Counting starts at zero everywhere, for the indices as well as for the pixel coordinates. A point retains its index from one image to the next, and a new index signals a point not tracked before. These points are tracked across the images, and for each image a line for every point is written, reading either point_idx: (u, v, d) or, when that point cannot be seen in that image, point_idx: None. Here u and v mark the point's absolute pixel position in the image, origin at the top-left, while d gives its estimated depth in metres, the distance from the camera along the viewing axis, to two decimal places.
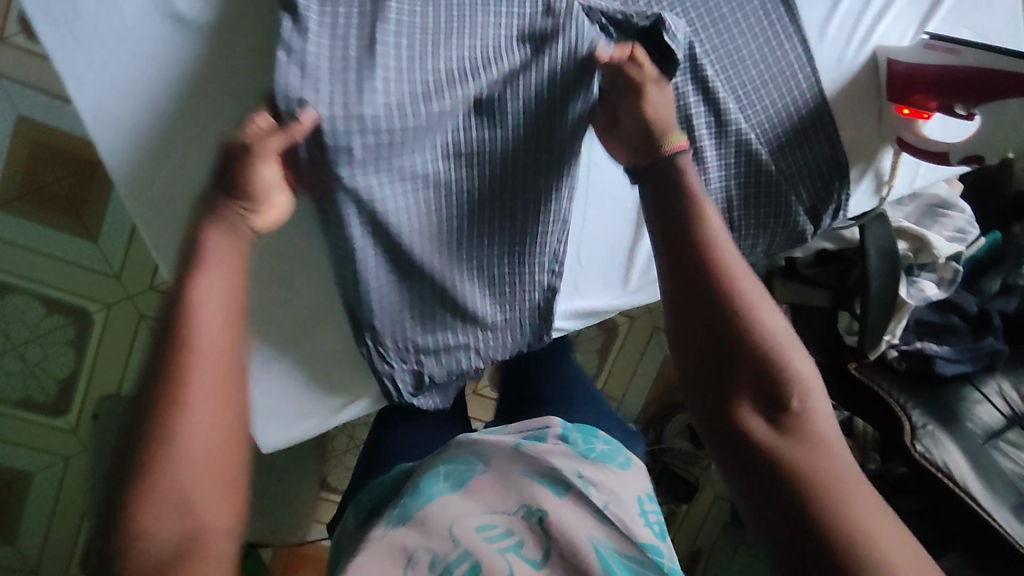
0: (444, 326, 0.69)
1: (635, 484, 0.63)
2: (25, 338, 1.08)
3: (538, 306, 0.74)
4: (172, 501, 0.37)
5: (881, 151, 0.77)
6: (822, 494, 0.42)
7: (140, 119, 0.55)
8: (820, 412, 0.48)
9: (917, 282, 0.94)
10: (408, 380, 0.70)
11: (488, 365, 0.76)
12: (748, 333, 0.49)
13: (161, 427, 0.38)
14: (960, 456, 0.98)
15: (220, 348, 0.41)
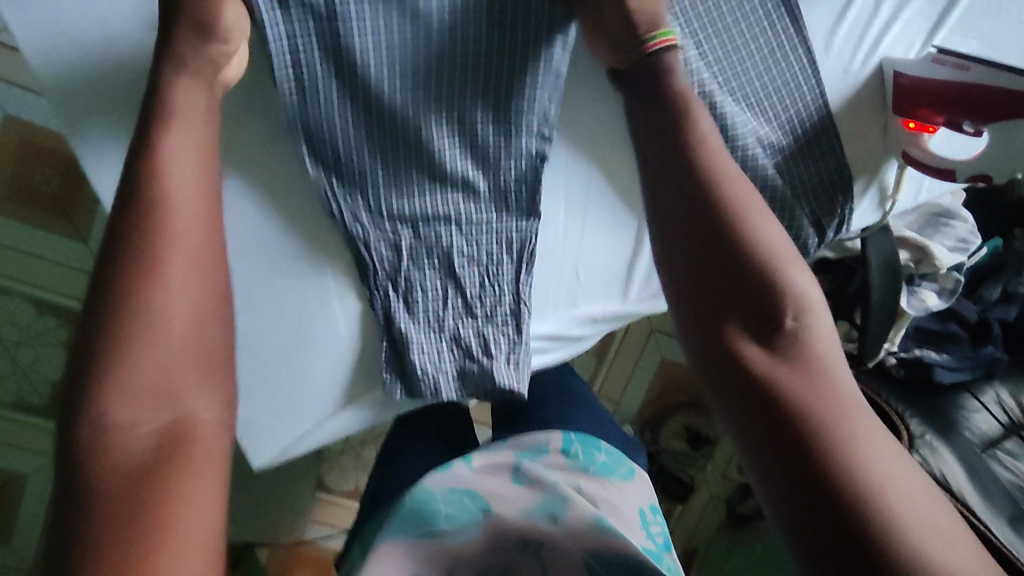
0: (428, 205, 0.67)
1: (636, 496, 0.66)
2: (16, 340, 1.09)
3: (527, 176, 0.69)
4: (151, 387, 0.40)
5: (886, 164, 0.75)
6: (810, 413, 0.42)
7: None
8: (817, 332, 0.47)
9: (918, 291, 0.94)
10: (395, 280, 0.66)
11: (482, 260, 0.69)
12: (742, 245, 0.49)
13: (139, 320, 0.41)
14: (958, 466, 0.98)
15: (194, 245, 0.44)
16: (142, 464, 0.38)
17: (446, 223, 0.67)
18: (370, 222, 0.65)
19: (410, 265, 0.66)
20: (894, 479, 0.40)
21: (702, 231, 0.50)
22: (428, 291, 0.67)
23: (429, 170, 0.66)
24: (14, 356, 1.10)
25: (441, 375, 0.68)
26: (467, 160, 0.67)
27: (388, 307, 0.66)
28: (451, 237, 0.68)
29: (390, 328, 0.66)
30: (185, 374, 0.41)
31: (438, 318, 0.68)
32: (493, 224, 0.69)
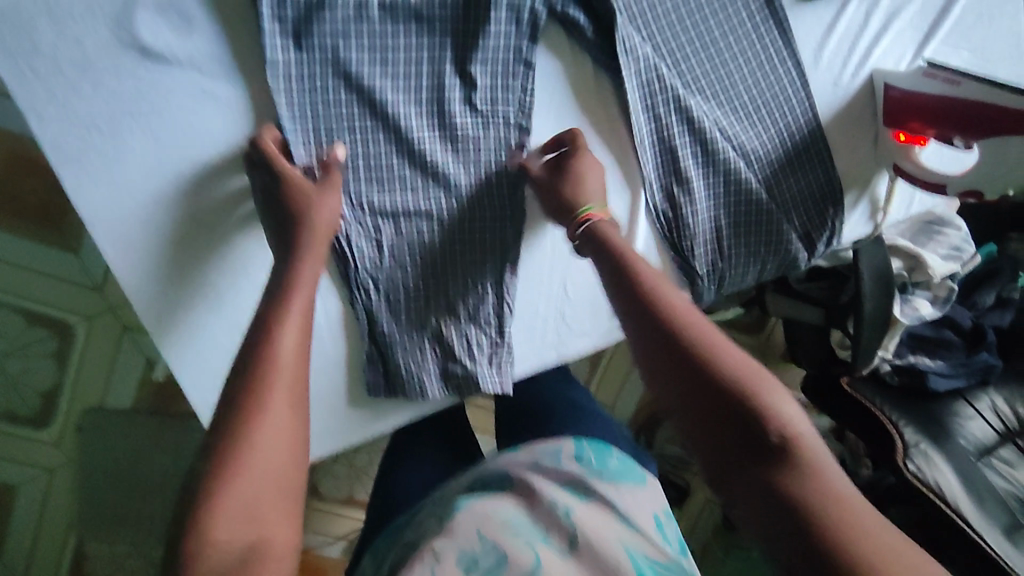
0: (409, 203, 0.66)
1: (651, 503, 0.64)
2: (8, 350, 1.20)
3: (507, 160, 0.67)
4: (245, 505, 0.41)
5: (877, 176, 0.74)
6: (831, 526, 0.42)
7: (104, 153, 0.58)
8: (807, 433, 0.47)
9: (910, 300, 0.92)
10: (375, 279, 0.66)
11: (463, 263, 0.68)
12: (708, 369, 0.50)
13: (239, 438, 0.43)
14: (953, 476, 0.97)
15: (291, 377, 0.47)
16: (232, 574, 0.39)
17: (427, 219, 0.66)
18: (350, 223, 0.63)
19: (391, 264, 0.66)
20: (888, 552, 0.41)
21: (662, 343, 0.51)
22: (410, 292, 0.67)
23: (410, 165, 0.65)
24: (4, 366, 1.21)
25: (424, 375, 0.68)
26: (448, 153, 0.66)
27: (371, 309, 0.66)
28: (433, 235, 0.67)
29: (372, 329, 0.67)
30: (270, 492, 0.43)
31: (420, 316, 0.68)
32: (476, 225, 0.68)
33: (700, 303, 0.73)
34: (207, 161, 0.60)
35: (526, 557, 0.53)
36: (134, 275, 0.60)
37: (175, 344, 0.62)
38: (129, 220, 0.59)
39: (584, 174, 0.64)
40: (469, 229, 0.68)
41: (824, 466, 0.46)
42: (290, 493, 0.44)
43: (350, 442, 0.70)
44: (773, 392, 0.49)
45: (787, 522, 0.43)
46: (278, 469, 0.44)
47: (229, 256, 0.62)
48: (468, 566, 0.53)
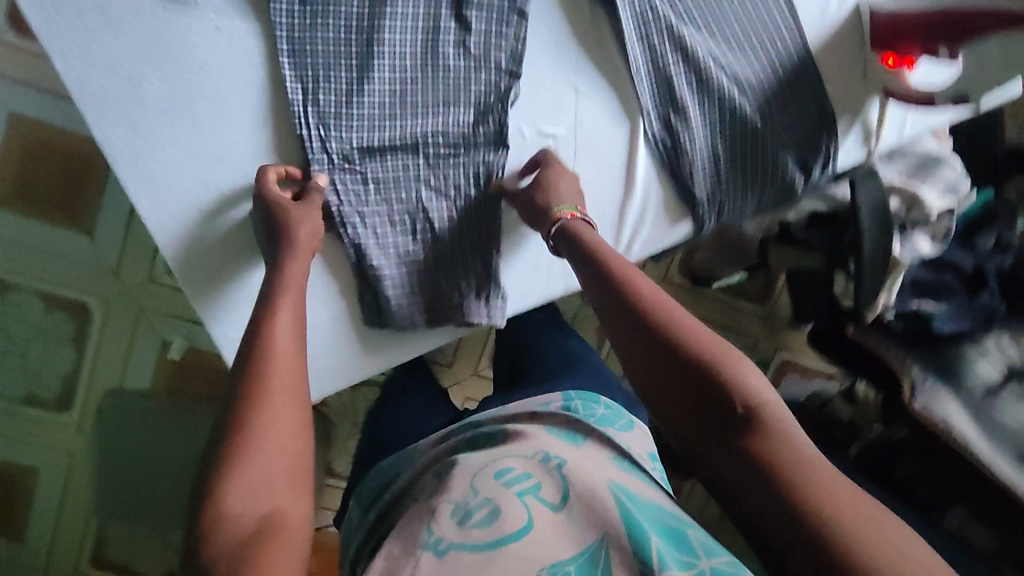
0: (398, 138, 0.67)
1: (638, 445, 0.67)
2: (26, 335, 1.24)
3: (497, 90, 0.68)
4: (256, 486, 0.46)
5: (869, 101, 0.76)
6: (797, 482, 0.44)
7: (124, 91, 0.60)
8: (772, 402, 0.50)
9: (910, 239, 0.94)
10: (359, 214, 0.67)
11: (448, 195, 0.70)
12: (677, 350, 0.53)
13: (249, 418, 0.48)
14: (961, 413, 0.99)
15: (290, 368, 0.52)
16: (248, 542, 0.43)
17: (412, 153, 0.68)
18: (337, 157, 0.66)
19: (377, 199, 0.68)
20: (855, 508, 0.43)
21: (637, 328, 0.55)
22: (398, 225, 0.69)
23: (403, 104, 0.67)
24: (25, 351, 1.25)
25: (411, 305, 0.71)
26: (439, 87, 0.68)
27: (357, 242, 0.67)
28: (419, 170, 0.69)
29: (361, 263, 0.68)
30: (282, 470, 0.47)
31: (409, 250, 0.70)
32: (460, 159, 0.69)
33: (701, 230, 0.75)
34: (223, 100, 0.63)
35: (517, 512, 0.53)
36: (155, 210, 0.63)
37: (221, 328, 0.66)
38: (178, 214, 0.64)
39: (556, 181, 0.67)
40: (454, 162, 0.69)
41: (783, 427, 0.49)
42: (295, 463, 0.48)
43: (360, 376, 0.73)
44: (742, 367, 0.52)
45: (760, 487, 0.45)
46: (287, 449, 0.48)
47: (245, 189, 0.65)
48: (462, 518, 0.54)
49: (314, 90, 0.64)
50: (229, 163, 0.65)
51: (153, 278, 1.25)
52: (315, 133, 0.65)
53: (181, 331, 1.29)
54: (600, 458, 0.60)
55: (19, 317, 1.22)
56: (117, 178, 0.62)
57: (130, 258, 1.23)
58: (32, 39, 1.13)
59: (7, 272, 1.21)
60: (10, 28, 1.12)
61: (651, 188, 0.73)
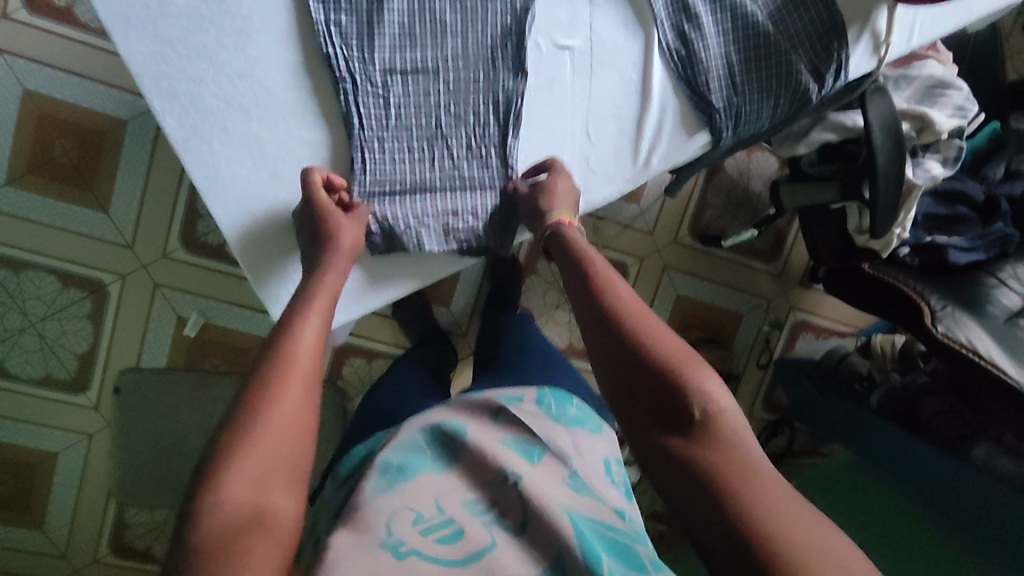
0: (414, 61, 0.69)
1: (604, 449, 0.69)
2: (42, 314, 1.24)
3: (510, 18, 0.70)
4: (252, 475, 0.47)
5: (875, 9, 0.77)
6: (739, 496, 0.47)
7: (150, 7, 0.62)
8: (732, 420, 0.53)
9: (922, 163, 0.97)
10: (379, 140, 0.67)
11: (468, 124, 0.70)
12: (648, 360, 0.55)
13: (257, 410, 0.49)
14: (983, 333, 0.99)
15: (307, 367, 0.54)
16: (241, 531, 0.44)
17: (432, 79, 0.69)
18: (360, 77, 0.67)
19: (398, 124, 0.68)
20: (788, 519, 0.46)
21: (613, 336, 0.58)
22: (416, 151, 0.68)
23: (421, 26, 0.69)
24: (41, 331, 1.24)
25: (424, 230, 0.67)
26: (456, 14, 0.70)
27: (378, 164, 0.67)
28: (437, 94, 0.69)
29: (393, 242, 0.67)
30: (284, 464, 0.48)
31: (426, 179, 0.69)
32: (478, 84, 0.70)
33: (719, 141, 0.75)
34: (246, 15, 0.65)
35: (480, 535, 0.53)
36: (181, 126, 0.63)
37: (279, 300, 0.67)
38: (204, 131, 0.64)
39: (555, 188, 0.68)
40: (472, 86, 0.70)
41: (740, 444, 0.51)
42: (297, 470, 0.49)
43: (377, 301, 0.70)
44: (704, 375, 0.54)
45: (700, 494, 0.48)
46: (288, 444, 0.49)
47: (269, 108, 0.66)
48: (423, 528, 0.52)
49: (334, 12, 0.66)
50: (251, 82, 0.65)
51: (168, 253, 1.26)
52: (338, 52, 0.66)
53: (195, 306, 1.29)
54: (558, 474, 0.61)
55: (35, 296, 1.23)
56: (143, 95, 0.62)
57: (145, 233, 1.24)
58: (44, 16, 1.15)
59: (23, 251, 1.21)
60: (23, 5, 1.14)
61: (668, 100, 0.73)
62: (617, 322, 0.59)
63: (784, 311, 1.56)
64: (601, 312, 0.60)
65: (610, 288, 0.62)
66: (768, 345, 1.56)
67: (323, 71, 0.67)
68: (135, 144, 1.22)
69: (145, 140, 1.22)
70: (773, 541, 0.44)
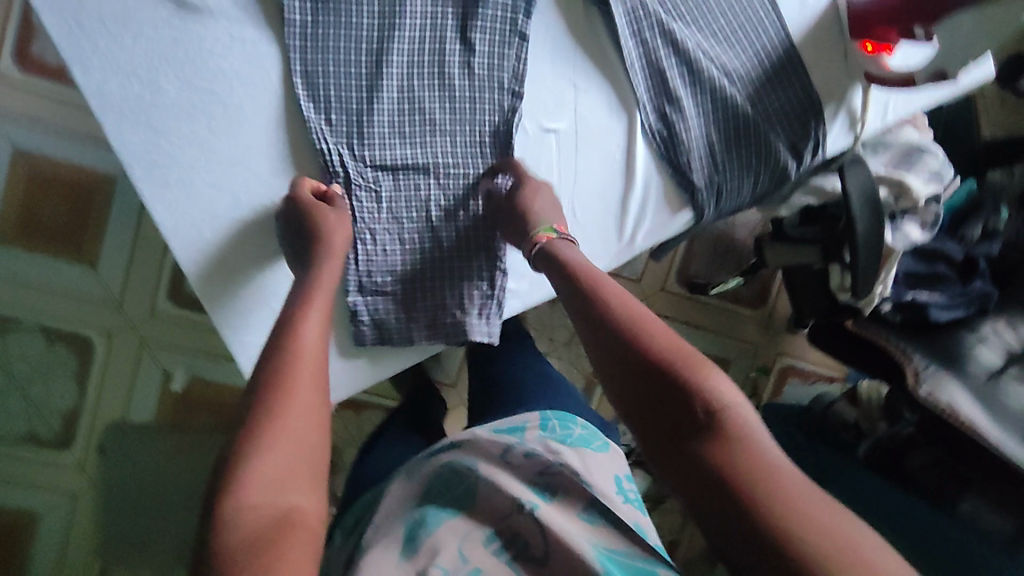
0: (405, 157, 0.69)
1: (611, 467, 0.74)
2: (28, 371, 1.23)
3: (499, 117, 0.71)
4: (274, 474, 0.47)
5: (851, 89, 0.79)
6: (754, 481, 0.46)
7: (141, 97, 0.62)
8: (743, 411, 0.51)
9: (901, 227, 0.98)
10: (372, 232, 0.69)
11: (458, 213, 0.72)
12: (652, 359, 0.55)
13: (274, 401, 0.51)
14: (963, 393, 1.00)
15: (312, 355, 0.56)
16: (270, 529, 0.44)
17: (423, 175, 0.70)
18: (351, 174, 0.68)
19: (387, 217, 0.69)
20: (806, 509, 0.44)
21: (615, 340, 0.57)
22: (406, 244, 0.70)
23: (409, 121, 0.69)
24: (26, 389, 1.23)
25: (413, 322, 0.71)
26: (445, 109, 0.70)
27: (369, 256, 0.69)
28: (428, 189, 0.70)
29: (382, 333, 0.70)
30: (302, 464, 0.49)
31: (416, 271, 0.70)
32: (468, 179, 0.71)
33: (702, 217, 0.78)
34: (237, 105, 0.65)
35: None
36: (173, 215, 0.64)
37: (269, 304, 0.69)
38: (198, 220, 0.65)
39: (531, 205, 0.69)
40: (461, 182, 0.71)
41: (751, 431, 0.50)
42: (315, 467, 0.50)
43: (378, 377, 0.73)
44: (707, 371, 0.53)
45: (713, 493, 0.47)
46: (304, 442, 0.50)
47: (261, 195, 0.67)
48: None
49: (322, 113, 0.66)
50: (243, 170, 0.66)
51: (156, 308, 1.26)
52: (329, 150, 0.67)
53: (182, 361, 1.28)
54: (568, 508, 0.62)
55: (19, 353, 1.22)
56: (133, 183, 0.63)
57: (134, 288, 1.24)
58: (37, 76, 1.16)
59: (11, 309, 1.21)
60: (15, 66, 1.15)
61: (652, 179, 0.75)
62: (619, 327, 0.58)
63: (772, 357, 1.58)
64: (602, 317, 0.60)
65: (610, 294, 0.62)
66: (755, 391, 1.57)
67: (313, 162, 0.68)
68: (125, 201, 1.22)
69: (135, 197, 1.22)
70: (793, 534, 0.42)
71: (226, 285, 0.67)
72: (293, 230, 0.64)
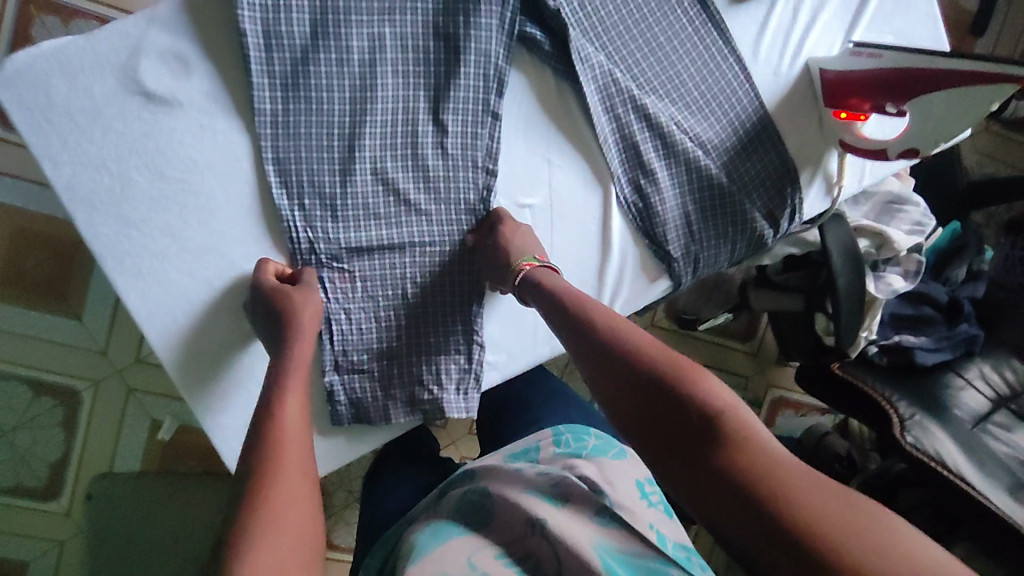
0: (380, 237, 0.69)
1: (632, 471, 0.67)
2: (14, 424, 1.22)
3: (474, 196, 0.71)
4: (270, 555, 0.43)
5: (827, 154, 0.79)
6: (770, 482, 0.43)
7: (110, 188, 0.62)
8: (741, 410, 0.50)
9: (883, 276, 0.98)
10: (345, 312, 0.68)
11: (435, 290, 0.71)
12: (642, 372, 0.53)
13: (262, 478, 0.47)
14: (950, 443, 1.00)
15: (297, 426, 0.53)
16: None
17: (398, 254, 0.69)
18: (325, 258, 0.67)
19: (362, 296, 0.69)
20: (827, 506, 0.42)
21: (603, 359, 0.56)
22: (382, 322, 0.69)
23: (382, 203, 0.69)
24: (11, 442, 1.22)
25: (390, 401, 0.70)
26: (420, 188, 0.70)
27: (343, 338, 0.68)
28: (404, 266, 0.70)
29: (359, 412, 0.69)
30: (298, 545, 0.45)
31: (391, 349, 0.70)
32: (444, 257, 0.71)
33: (680, 285, 0.77)
34: (209, 193, 0.65)
35: None
36: (144, 304, 0.64)
37: (243, 380, 0.67)
38: (169, 306, 0.64)
39: (509, 238, 0.69)
40: (438, 260, 0.71)
41: (754, 430, 0.48)
42: (311, 550, 0.46)
43: (356, 454, 0.72)
44: (698, 376, 0.52)
45: (727, 499, 0.44)
46: (298, 518, 0.46)
47: (232, 279, 0.66)
48: None
49: (293, 199, 0.66)
50: (216, 255, 0.66)
51: (143, 357, 1.26)
52: (302, 235, 0.67)
53: (169, 409, 1.28)
54: (581, 514, 0.59)
55: (5, 406, 1.21)
56: (104, 273, 0.62)
57: (120, 339, 1.24)
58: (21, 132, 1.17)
59: None
60: None
61: (628, 248, 0.75)
62: (605, 343, 0.57)
63: (764, 389, 1.57)
64: (587, 335, 0.58)
65: (595, 310, 0.60)
66: None
67: (285, 244, 0.67)
68: None
69: None
70: (818, 531, 0.40)
71: (196, 364, 0.66)
72: (267, 306, 0.62)
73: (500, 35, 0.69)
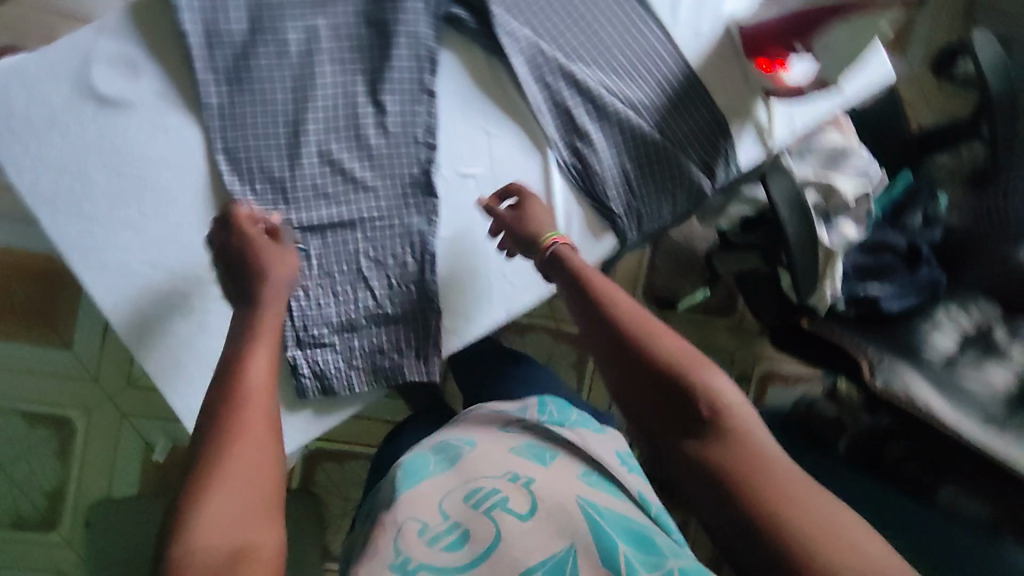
0: (331, 216, 0.72)
1: (614, 443, 0.70)
2: (11, 457, 1.26)
3: (418, 169, 0.74)
4: (225, 508, 0.45)
5: (754, 105, 0.83)
6: (757, 485, 0.47)
7: (71, 189, 0.66)
8: (744, 410, 0.52)
9: (835, 227, 1.01)
10: (303, 288, 0.71)
11: (388, 262, 0.74)
12: (654, 358, 0.54)
13: (221, 431, 0.49)
14: (919, 379, 1.03)
15: (263, 378, 0.53)
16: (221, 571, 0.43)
17: (350, 231, 0.73)
18: None
19: (319, 272, 0.72)
20: (808, 512, 0.46)
21: (615, 340, 0.56)
22: (339, 296, 0.72)
23: (331, 183, 0.73)
24: (10, 474, 1.26)
25: (352, 371, 0.73)
26: (366, 167, 0.74)
27: (303, 314, 0.70)
28: (356, 242, 0.73)
29: (324, 385, 0.72)
30: (256, 495, 0.47)
31: (350, 321, 0.72)
32: (395, 230, 0.74)
33: (626, 240, 0.80)
34: (166, 186, 0.69)
35: (484, 530, 0.54)
36: (111, 294, 0.67)
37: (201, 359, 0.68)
38: (134, 294, 0.67)
39: (535, 214, 0.71)
40: (390, 233, 0.74)
41: (751, 432, 0.50)
42: (270, 495, 0.48)
43: (327, 428, 0.74)
44: (707, 370, 0.52)
45: (711, 489, 0.49)
46: (254, 469, 0.48)
47: (192, 265, 0.69)
48: (430, 539, 0.55)
49: (245, 185, 0.70)
50: (176, 243, 0.69)
51: (133, 380, 1.28)
52: None
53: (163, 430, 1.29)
54: (563, 470, 0.61)
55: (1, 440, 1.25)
56: (72, 269, 0.66)
57: (108, 364, 1.26)
58: None
59: None
60: None
61: (572, 208, 0.78)
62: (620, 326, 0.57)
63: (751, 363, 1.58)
64: (603, 316, 0.58)
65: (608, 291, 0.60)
66: None
67: None
68: None
69: None
70: (791, 532, 0.45)
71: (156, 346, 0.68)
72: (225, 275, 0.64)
73: (429, 19, 0.74)
